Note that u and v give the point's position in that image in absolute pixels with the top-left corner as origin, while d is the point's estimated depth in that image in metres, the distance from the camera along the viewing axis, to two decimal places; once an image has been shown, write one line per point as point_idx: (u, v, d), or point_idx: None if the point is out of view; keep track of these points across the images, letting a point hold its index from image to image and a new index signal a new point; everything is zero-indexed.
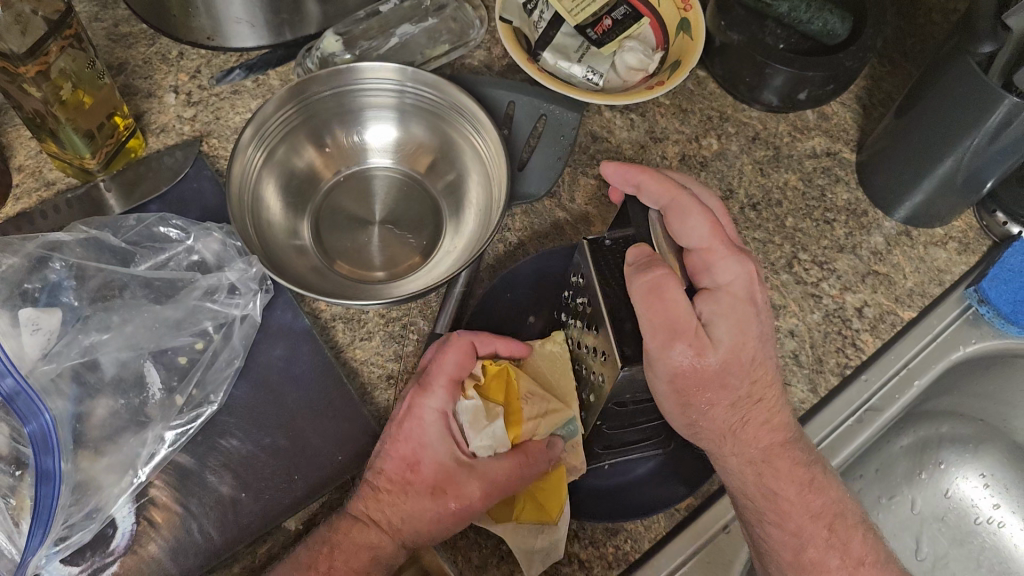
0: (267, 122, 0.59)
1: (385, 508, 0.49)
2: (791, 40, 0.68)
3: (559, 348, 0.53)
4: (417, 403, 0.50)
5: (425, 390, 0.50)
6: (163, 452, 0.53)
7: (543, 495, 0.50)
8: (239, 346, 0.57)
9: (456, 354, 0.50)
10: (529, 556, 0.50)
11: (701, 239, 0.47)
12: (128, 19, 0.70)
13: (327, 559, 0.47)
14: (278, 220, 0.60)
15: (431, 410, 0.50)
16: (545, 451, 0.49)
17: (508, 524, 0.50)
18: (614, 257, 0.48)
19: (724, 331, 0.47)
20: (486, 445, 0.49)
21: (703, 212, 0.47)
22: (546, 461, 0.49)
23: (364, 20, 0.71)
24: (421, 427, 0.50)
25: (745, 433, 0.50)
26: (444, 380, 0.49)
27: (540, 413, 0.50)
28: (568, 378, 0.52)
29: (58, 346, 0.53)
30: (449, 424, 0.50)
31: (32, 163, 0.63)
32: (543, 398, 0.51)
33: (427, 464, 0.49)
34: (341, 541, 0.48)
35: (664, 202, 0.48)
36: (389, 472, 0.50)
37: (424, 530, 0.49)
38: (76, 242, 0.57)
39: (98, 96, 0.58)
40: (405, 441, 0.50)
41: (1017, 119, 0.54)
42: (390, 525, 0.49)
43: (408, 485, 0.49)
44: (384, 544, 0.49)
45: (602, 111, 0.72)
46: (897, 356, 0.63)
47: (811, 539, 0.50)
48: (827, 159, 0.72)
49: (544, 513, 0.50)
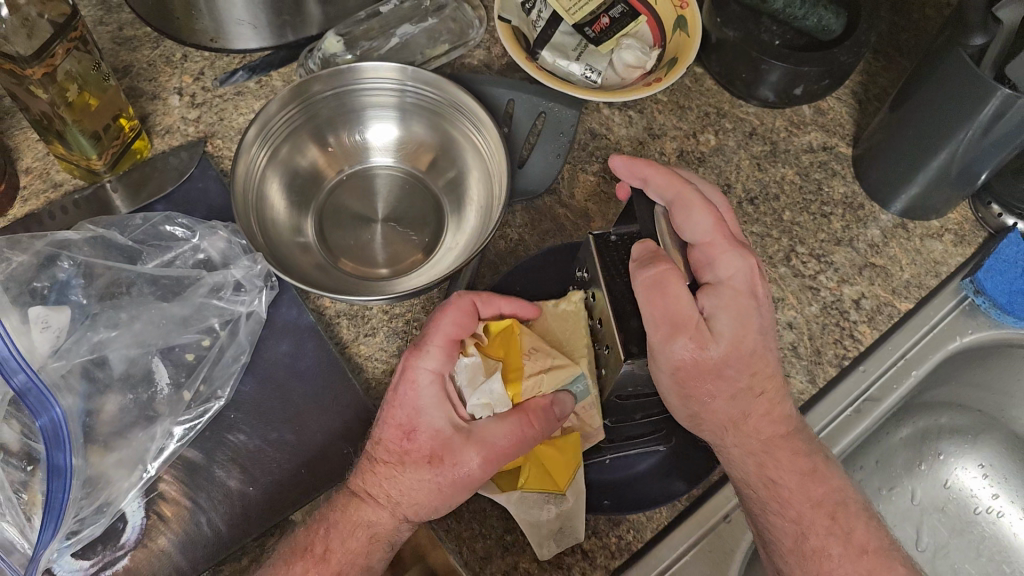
0: (271, 122, 0.60)
1: (383, 480, 0.49)
2: (786, 36, 0.69)
3: (571, 306, 0.53)
4: (412, 365, 0.49)
5: (421, 351, 0.49)
6: (172, 447, 0.54)
7: (549, 463, 0.51)
8: (245, 342, 0.58)
9: (453, 314, 0.49)
10: (539, 530, 0.51)
11: (702, 233, 0.48)
12: (133, 22, 0.71)
13: (323, 542, 0.49)
14: (282, 218, 0.60)
15: (425, 372, 0.49)
16: (546, 411, 0.49)
17: (514, 493, 0.51)
18: (619, 253, 0.50)
19: (726, 324, 0.47)
20: (483, 404, 0.49)
21: (705, 206, 0.48)
22: (553, 421, 0.49)
23: (365, 21, 0.72)
24: (416, 390, 0.49)
25: (746, 425, 0.51)
26: (440, 342, 0.49)
27: (543, 368, 0.50)
28: (580, 335, 0.52)
29: (67, 343, 0.54)
30: (445, 386, 0.49)
31: (39, 166, 0.64)
32: (547, 354, 0.50)
33: (422, 430, 0.49)
34: (340, 520, 0.49)
35: (670, 195, 0.49)
36: (386, 441, 0.49)
37: (422, 501, 0.49)
38: (84, 241, 0.58)
39: (104, 98, 0.59)
40: (401, 408, 0.49)
41: (1010, 112, 0.54)
42: (388, 499, 0.49)
43: (405, 454, 0.49)
44: (384, 520, 0.49)
45: (601, 108, 0.73)
46: (894, 347, 0.64)
47: (810, 527, 0.50)
48: (824, 154, 0.73)
49: (550, 481, 0.51)
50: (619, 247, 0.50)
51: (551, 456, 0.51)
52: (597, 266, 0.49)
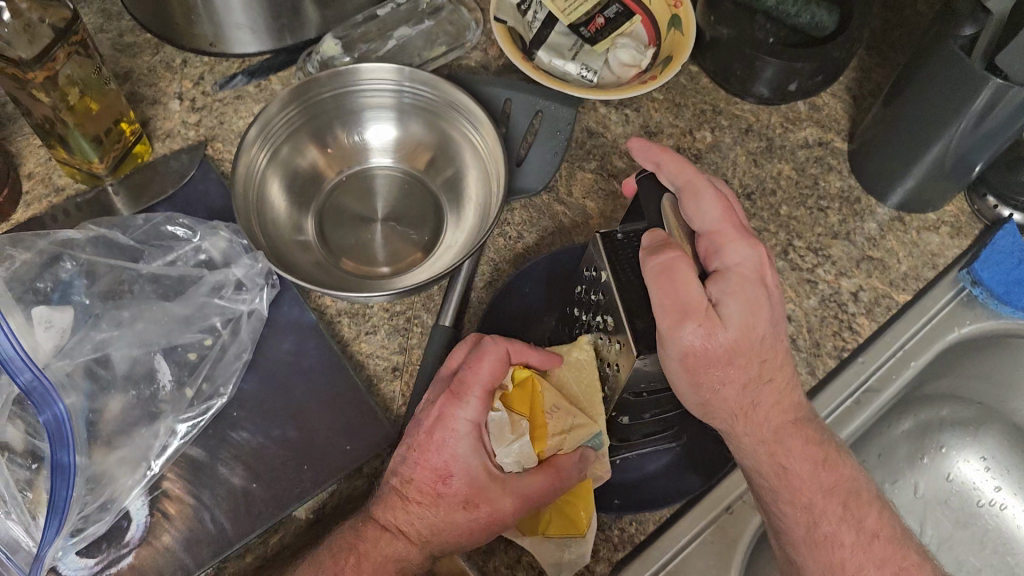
0: (272, 123, 0.60)
1: (414, 521, 0.49)
2: (782, 35, 0.69)
3: (584, 355, 0.52)
4: (450, 413, 0.49)
5: (460, 400, 0.49)
6: (175, 444, 0.54)
7: (570, 513, 0.51)
8: (247, 340, 0.58)
9: (491, 364, 0.49)
10: (559, 568, 0.51)
11: (711, 222, 0.48)
12: (133, 29, 0.72)
13: (353, 570, 0.48)
14: (282, 217, 0.61)
15: (464, 422, 0.49)
16: (576, 465, 0.49)
17: (537, 538, 0.51)
18: (628, 250, 0.49)
19: (735, 311, 0.47)
20: (513, 461, 0.49)
21: (715, 196, 0.48)
22: (579, 474, 0.50)
23: (362, 24, 0.73)
24: (453, 438, 0.49)
25: (757, 413, 0.50)
26: (479, 393, 0.49)
27: (565, 428, 0.50)
28: (595, 389, 0.51)
29: (71, 343, 0.54)
30: (480, 437, 0.49)
31: (41, 170, 0.64)
32: (569, 412, 0.50)
33: (458, 476, 0.49)
34: (368, 549, 0.48)
35: (680, 182, 0.49)
36: (419, 483, 0.49)
37: (452, 541, 0.49)
38: (87, 241, 0.58)
39: (105, 102, 0.60)
40: (437, 453, 0.49)
41: (1001, 102, 0.55)
42: (418, 537, 0.49)
43: (438, 497, 0.49)
44: (411, 556, 0.49)
45: (597, 107, 0.74)
46: (894, 336, 0.64)
47: (823, 514, 0.50)
48: (819, 149, 0.73)
49: (571, 527, 0.50)
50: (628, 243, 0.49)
51: (574, 502, 0.50)
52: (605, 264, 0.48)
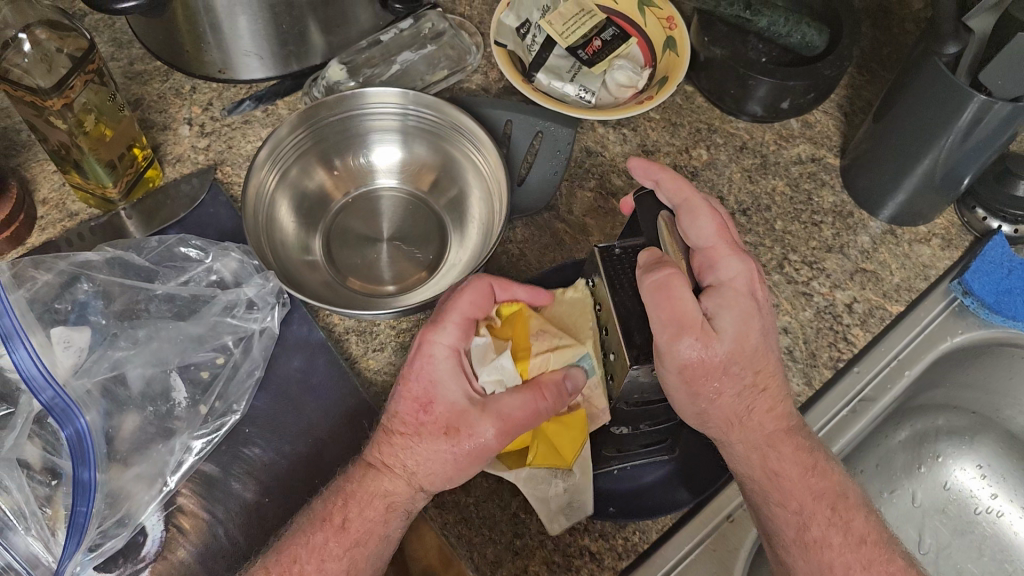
0: (280, 147, 0.62)
1: (399, 451, 0.49)
2: (773, 53, 0.72)
3: (579, 294, 0.55)
4: (429, 339, 0.50)
5: (438, 326, 0.50)
6: (190, 460, 0.56)
7: (556, 439, 0.53)
8: (258, 357, 0.60)
9: (470, 294, 0.51)
10: (547, 504, 0.53)
11: (706, 238, 0.50)
12: (143, 58, 0.75)
13: (343, 512, 0.50)
14: (291, 238, 0.63)
15: (442, 347, 0.50)
16: (559, 385, 0.50)
17: (523, 470, 0.53)
18: (625, 265, 0.50)
19: (729, 322, 0.48)
20: (494, 380, 0.50)
21: (710, 211, 0.50)
22: (565, 395, 0.50)
23: (367, 49, 0.75)
24: (433, 364, 0.50)
25: (752, 420, 0.52)
26: (459, 319, 0.50)
27: (549, 348, 0.52)
28: (585, 317, 0.54)
29: (88, 362, 0.56)
30: (461, 362, 0.50)
31: (56, 196, 0.66)
32: (553, 335, 0.53)
33: (439, 403, 0.49)
34: (356, 490, 0.50)
35: (676, 200, 0.51)
36: (402, 414, 0.50)
37: (438, 470, 0.49)
38: (103, 262, 0.60)
39: (119, 128, 0.61)
40: (418, 381, 0.50)
41: (984, 118, 0.57)
42: (404, 469, 0.49)
43: (420, 425, 0.49)
44: (400, 491, 0.50)
45: (596, 127, 0.76)
46: (887, 348, 0.66)
47: (812, 516, 0.51)
48: (812, 165, 0.75)
49: (558, 457, 0.53)
50: (625, 258, 0.51)
51: (560, 431, 0.53)
52: (603, 280, 0.50)
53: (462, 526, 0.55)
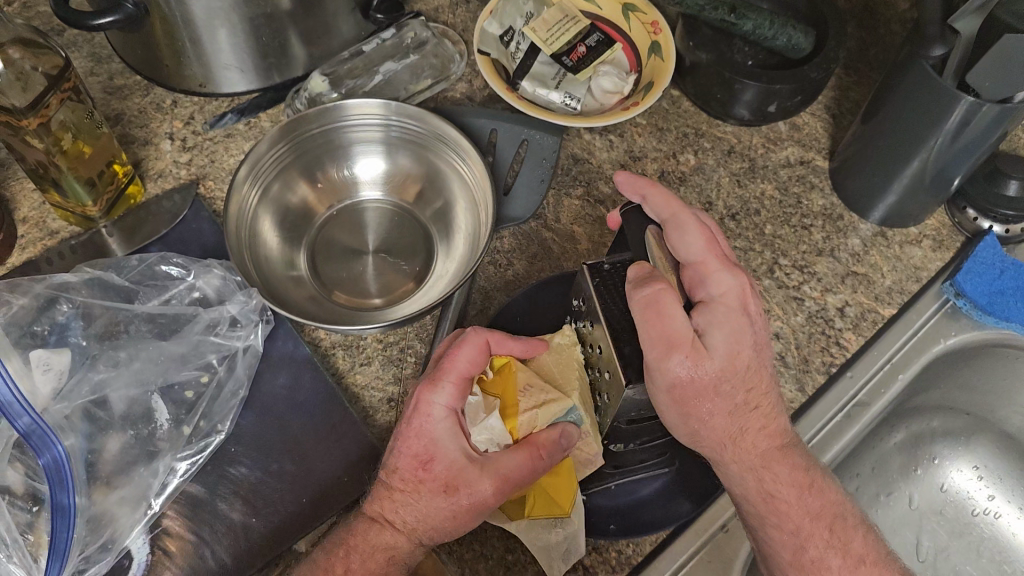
0: (261, 161, 0.62)
1: (400, 508, 0.49)
2: (758, 57, 0.72)
3: (566, 340, 0.53)
4: (426, 399, 0.49)
5: (434, 385, 0.49)
6: (175, 482, 0.55)
7: (552, 490, 0.51)
8: (243, 376, 0.59)
9: (468, 350, 0.49)
10: (549, 552, 0.51)
11: (695, 253, 0.49)
12: (123, 72, 0.74)
13: (343, 563, 0.49)
14: (275, 253, 0.62)
15: (439, 408, 0.49)
16: (555, 442, 0.49)
17: (523, 521, 0.51)
18: (615, 281, 0.50)
19: (720, 339, 0.48)
20: (487, 440, 0.50)
21: (699, 226, 0.49)
22: (561, 451, 0.49)
23: (349, 60, 0.74)
24: (431, 424, 0.49)
25: (746, 440, 0.51)
26: (454, 378, 0.49)
27: (536, 405, 0.50)
28: (573, 369, 0.52)
29: (69, 385, 0.55)
30: (459, 422, 0.50)
31: (35, 214, 0.66)
32: (541, 390, 0.51)
33: (439, 462, 0.49)
34: (356, 542, 0.49)
35: (664, 215, 0.50)
36: (403, 471, 0.50)
37: (439, 527, 0.49)
38: (82, 283, 0.59)
39: (97, 145, 0.61)
40: (416, 438, 0.49)
41: (973, 120, 0.56)
42: (405, 525, 0.49)
43: (422, 483, 0.49)
44: (401, 545, 0.49)
45: (582, 134, 0.75)
46: (881, 351, 0.65)
47: (809, 538, 0.50)
48: (801, 168, 0.74)
49: (556, 507, 0.51)
50: (614, 274, 0.50)
51: (557, 481, 0.51)
52: (593, 297, 0.49)
53: (453, 543, 0.54)
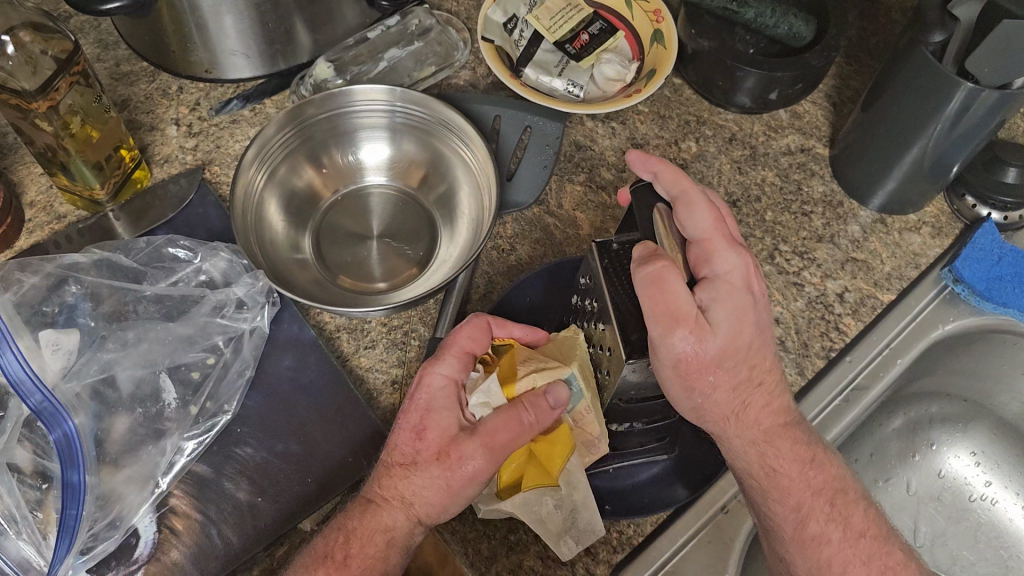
0: (268, 145, 0.62)
1: (397, 482, 0.49)
2: (759, 44, 0.72)
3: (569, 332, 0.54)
4: (428, 372, 0.51)
5: (436, 359, 0.51)
6: (182, 461, 0.56)
7: (545, 459, 0.50)
8: (249, 357, 0.60)
9: (468, 329, 0.52)
10: (552, 530, 0.51)
11: (702, 231, 0.50)
12: (129, 58, 0.74)
13: (343, 548, 0.48)
14: (281, 236, 0.63)
15: (439, 377, 0.51)
16: (542, 400, 0.49)
17: (516, 496, 0.51)
18: (623, 261, 0.49)
19: (723, 316, 0.48)
20: (483, 403, 0.50)
21: (708, 204, 0.50)
22: (548, 410, 0.48)
23: (354, 46, 0.75)
24: (429, 396, 0.50)
25: (748, 415, 0.51)
26: (456, 351, 0.51)
27: (536, 370, 0.51)
28: (576, 350, 0.53)
29: (77, 364, 0.55)
30: (458, 394, 0.51)
31: (43, 199, 0.66)
32: (540, 362, 0.52)
33: (433, 431, 0.49)
34: (357, 527, 0.49)
35: (674, 192, 0.50)
36: (401, 447, 0.50)
37: (433, 500, 0.49)
38: (90, 264, 0.60)
39: (105, 129, 0.61)
40: (415, 411, 0.50)
41: (973, 106, 0.57)
42: (402, 500, 0.49)
43: (416, 455, 0.49)
44: (400, 521, 0.49)
45: (584, 121, 0.76)
46: (880, 336, 0.66)
47: (811, 512, 0.51)
48: (802, 155, 0.75)
49: (545, 474, 0.50)
50: (622, 254, 0.50)
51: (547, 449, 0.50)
52: (600, 276, 0.49)
53: (456, 523, 0.55)
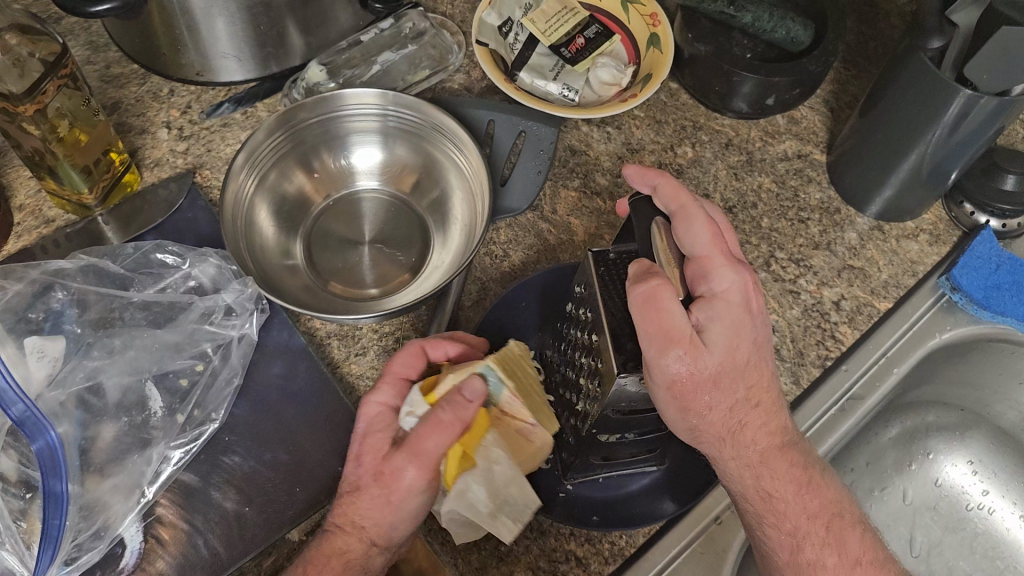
0: (259, 150, 0.62)
1: (348, 510, 0.49)
2: (758, 49, 0.70)
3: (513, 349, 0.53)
4: (365, 402, 0.51)
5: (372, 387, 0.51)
6: (169, 470, 0.55)
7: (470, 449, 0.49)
8: (237, 364, 0.59)
9: (401, 355, 0.52)
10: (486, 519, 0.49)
11: (700, 247, 0.49)
12: (120, 60, 0.74)
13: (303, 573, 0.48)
14: (271, 242, 0.62)
15: (375, 406, 0.51)
16: (455, 395, 0.47)
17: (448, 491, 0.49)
18: (619, 270, 0.49)
19: (719, 335, 0.48)
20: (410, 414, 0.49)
21: (707, 220, 0.49)
22: (465, 402, 0.47)
23: (347, 50, 0.74)
24: (369, 425, 0.51)
25: (745, 436, 0.51)
26: (389, 378, 0.51)
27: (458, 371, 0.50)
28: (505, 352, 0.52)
29: (63, 372, 0.55)
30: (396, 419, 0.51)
31: (31, 202, 0.66)
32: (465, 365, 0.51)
33: (373, 457, 0.49)
34: (315, 554, 0.49)
35: (673, 206, 0.50)
36: (350, 477, 0.50)
37: (383, 522, 0.48)
38: (76, 270, 0.59)
39: (94, 133, 0.61)
40: (358, 441, 0.51)
41: (971, 112, 0.56)
42: (354, 526, 0.49)
43: (361, 480, 0.49)
44: (354, 547, 0.48)
45: (579, 126, 0.75)
46: (876, 346, 0.65)
47: (807, 538, 0.51)
48: (799, 161, 0.74)
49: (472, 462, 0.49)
50: (618, 265, 0.50)
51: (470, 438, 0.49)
52: (595, 283, 0.48)
53: (445, 534, 0.54)
